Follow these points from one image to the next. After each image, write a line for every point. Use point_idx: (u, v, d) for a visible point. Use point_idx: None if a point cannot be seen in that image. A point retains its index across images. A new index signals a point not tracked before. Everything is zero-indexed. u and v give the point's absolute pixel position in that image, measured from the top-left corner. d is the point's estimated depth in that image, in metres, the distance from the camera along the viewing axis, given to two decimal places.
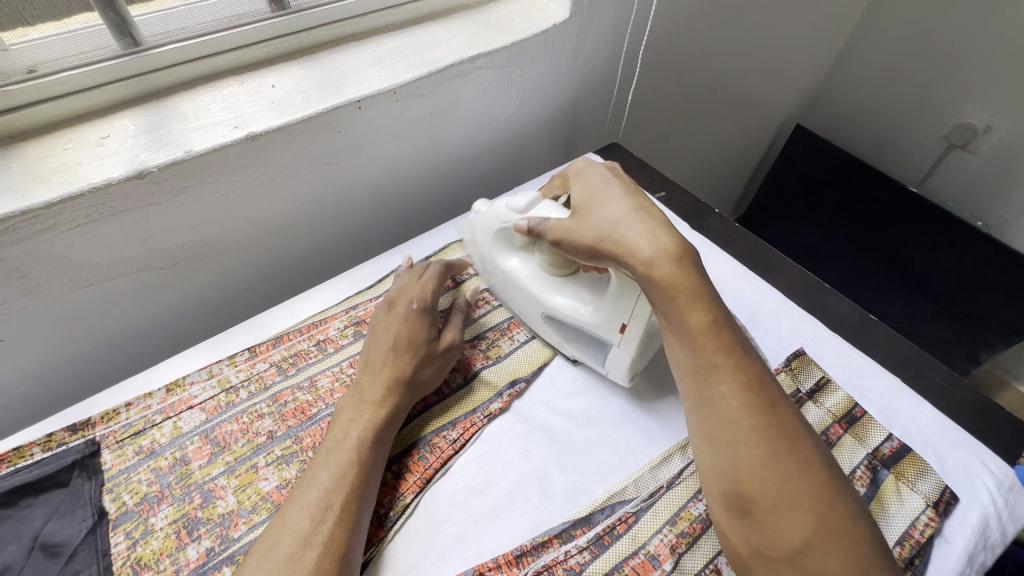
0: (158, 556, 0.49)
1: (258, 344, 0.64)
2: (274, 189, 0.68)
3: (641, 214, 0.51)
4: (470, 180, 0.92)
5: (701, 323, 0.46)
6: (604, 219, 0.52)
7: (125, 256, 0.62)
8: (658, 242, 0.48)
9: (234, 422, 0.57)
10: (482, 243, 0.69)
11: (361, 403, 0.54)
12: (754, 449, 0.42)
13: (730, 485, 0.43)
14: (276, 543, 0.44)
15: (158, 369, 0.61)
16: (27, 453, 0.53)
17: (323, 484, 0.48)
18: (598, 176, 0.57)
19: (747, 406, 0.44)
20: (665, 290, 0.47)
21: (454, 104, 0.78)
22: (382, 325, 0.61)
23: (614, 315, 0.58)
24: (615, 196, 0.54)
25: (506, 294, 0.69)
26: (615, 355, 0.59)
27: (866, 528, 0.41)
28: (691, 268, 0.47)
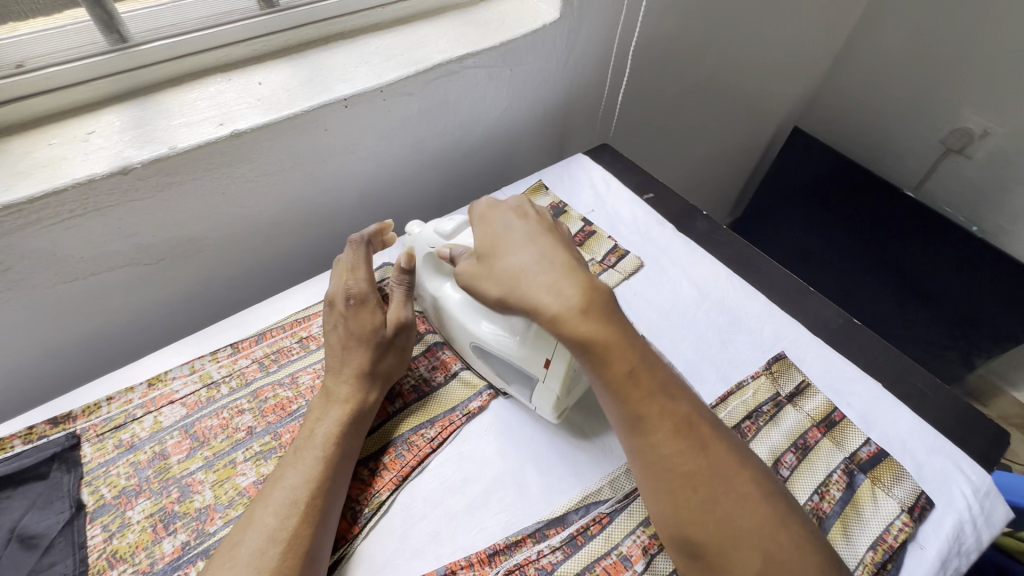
0: (134, 549, 0.49)
1: (240, 340, 0.64)
2: (260, 187, 0.69)
3: (544, 263, 0.48)
4: (460, 179, 0.92)
5: (626, 375, 0.46)
6: (508, 270, 0.49)
7: (110, 251, 0.62)
8: (564, 296, 0.45)
9: (214, 418, 0.57)
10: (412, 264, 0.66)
11: (331, 401, 0.54)
12: (692, 496, 0.44)
13: (675, 531, 0.44)
14: (247, 537, 0.45)
15: (141, 364, 0.62)
16: (8, 445, 0.54)
17: (294, 480, 0.48)
18: (501, 220, 0.54)
19: (680, 453, 0.45)
20: (584, 347, 0.45)
21: (442, 103, 0.78)
22: (328, 328, 0.59)
23: (536, 351, 0.54)
24: (517, 245, 0.51)
25: (438, 319, 0.65)
26: (541, 390, 0.56)
27: (810, 552, 0.43)
28: (598, 322, 0.45)
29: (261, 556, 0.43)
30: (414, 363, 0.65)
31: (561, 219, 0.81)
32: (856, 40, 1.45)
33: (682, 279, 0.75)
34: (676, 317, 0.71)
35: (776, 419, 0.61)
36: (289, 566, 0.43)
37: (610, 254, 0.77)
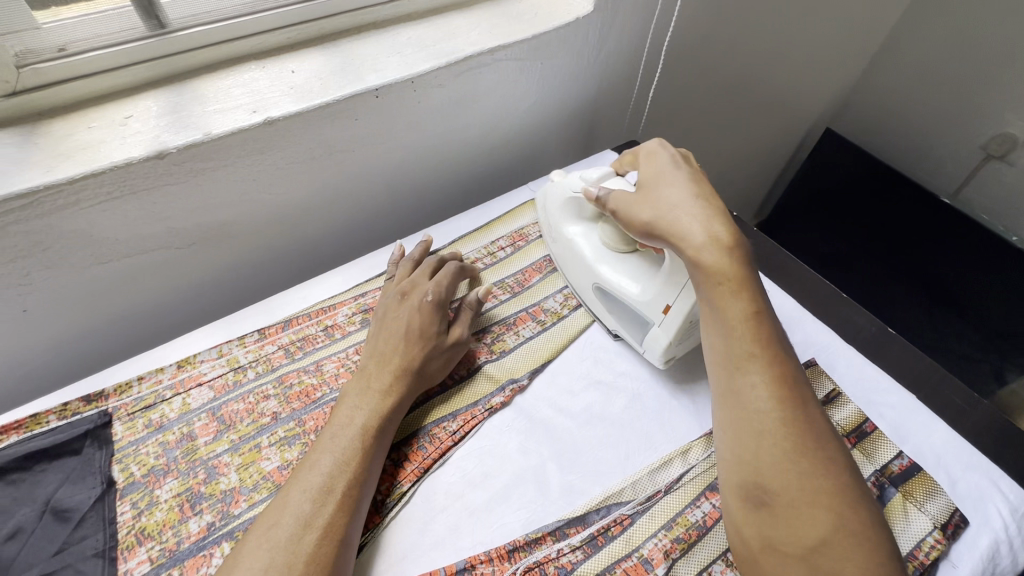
0: (161, 527, 0.50)
1: (267, 326, 0.65)
2: (290, 175, 0.69)
3: (701, 201, 0.52)
4: (486, 173, 0.92)
5: (742, 314, 0.47)
6: (662, 203, 0.54)
7: (143, 234, 0.63)
8: (710, 228, 0.50)
9: (240, 402, 0.58)
10: (552, 209, 0.74)
11: (368, 390, 0.54)
12: (780, 443, 0.43)
13: (751, 475, 0.43)
14: (280, 521, 0.45)
15: (170, 346, 0.63)
16: (44, 420, 0.55)
17: (327, 468, 0.48)
18: (668, 160, 0.58)
19: (778, 399, 0.44)
20: (714, 275, 0.48)
21: (471, 95, 0.77)
22: (394, 312, 0.61)
23: (661, 295, 0.59)
24: (677, 182, 0.55)
25: (564, 261, 0.72)
26: (653, 336, 0.60)
27: (887, 540, 0.41)
28: (741, 259, 0.49)
29: (294, 542, 0.44)
30: None
31: None
32: (896, 40, 1.41)
33: None
34: None
35: None
36: (324, 552, 0.44)
37: None
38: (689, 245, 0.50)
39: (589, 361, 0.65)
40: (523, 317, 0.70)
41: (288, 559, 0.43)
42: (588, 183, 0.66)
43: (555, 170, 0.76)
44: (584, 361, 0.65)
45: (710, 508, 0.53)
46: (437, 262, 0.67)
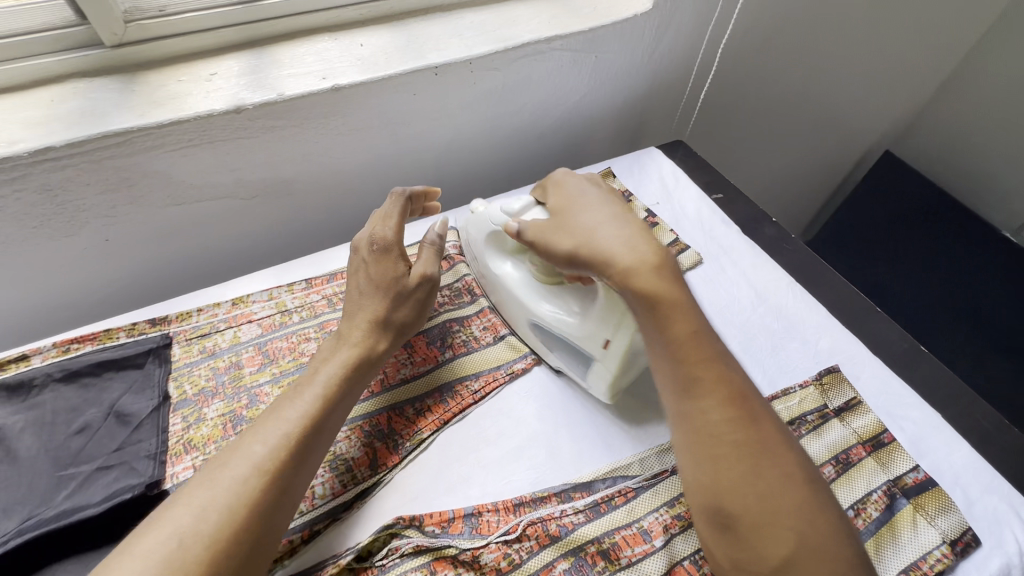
0: (206, 441, 0.56)
1: (314, 277, 0.70)
2: (349, 141, 0.74)
3: (618, 224, 0.55)
4: (531, 158, 0.95)
5: (684, 335, 0.49)
6: (580, 231, 0.55)
7: (215, 183, 0.70)
8: (640, 252, 0.52)
9: (284, 340, 0.64)
10: (475, 244, 0.69)
11: (341, 341, 0.56)
12: (735, 466, 0.44)
13: (711, 499, 0.45)
14: (231, 463, 0.44)
15: (227, 285, 0.69)
16: (115, 335, 0.62)
17: (289, 414, 0.48)
18: (576, 187, 0.60)
19: (728, 420, 0.46)
20: (651, 299, 0.50)
21: (523, 81, 0.80)
22: (351, 271, 0.60)
23: (599, 330, 0.58)
24: (592, 208, 0.57)
25: (495, 298, 0.69)
26: (596, 370, 0.59)
27: (849, 547, 0.43)
28: (670, 278, 0.50)
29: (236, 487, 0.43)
30: (467, 321, 0.68)
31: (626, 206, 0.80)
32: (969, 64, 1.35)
33: (740, 281, 0.74)
34: (731, 316, 0.70)
35: (819, 431, 0.60)
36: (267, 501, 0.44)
37: (669, 246, 0.76)
38: (614, 271, 0.52)
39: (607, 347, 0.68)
40: None
41: (232, 497, 0.42)
42: (512, 217, 0.61)
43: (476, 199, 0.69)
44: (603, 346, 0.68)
45: None
46: (387, 203, 0.64)
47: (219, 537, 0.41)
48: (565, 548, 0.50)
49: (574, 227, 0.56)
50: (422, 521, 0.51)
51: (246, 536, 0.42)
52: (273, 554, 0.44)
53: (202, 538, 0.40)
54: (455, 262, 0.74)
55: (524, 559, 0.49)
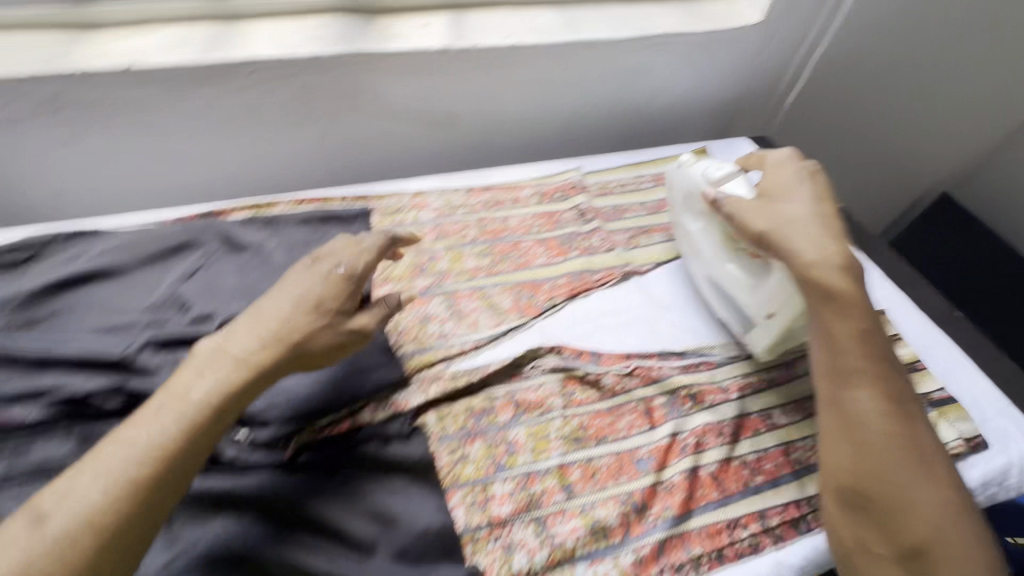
0: (401, 277, 0.75)
1: (473, 188, 0.89)
2: (509, 91, 0.94)
3: (817, 221, 0.61)
4: (638, 133, 1.13)
5: (852, 335, 0.55)
6: (779, 214, 0.62)
7: (408, 107, 0.90)
8: (827, 253, 0.58)
9: (454, 225, 0.83)
10: (677, 197, 0.78)
11: (222, 357, 0.51)
12: (879, 458, 0.52)
13: (850, 483, 0.52)
14: (57, 510, 0.41)
15: (408, 183, 0.89)
16: (332, 201, 0.83)
17: (139, 446, 0.45)
18: (793, 175, 0.66)
19: (881, 415, 0.53)
20: (827, 294, 0.57)
21: (647, 66, 1.00)
22: (295, 276, 0.59)
23: (765, 303, 0.67)
24: (796, 198, 0.63)
25: (687, 248, 0.79)
26: (755, 334, 0.70)
27: (976, 549, 0.49)
28: (851, 282, 0.57)
29: (67, 537, 0.40)
30: (588, 234, 0.85)
31: None
32: None
33: None
34: None
35: None
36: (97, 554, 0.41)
37: None
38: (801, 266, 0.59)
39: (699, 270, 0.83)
40: (654, 228, 0.88)
41: (60, 554, 0.40)
42: (710, 185, 0.71)
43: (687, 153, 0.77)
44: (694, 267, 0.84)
45: (779, 374, 0.71)
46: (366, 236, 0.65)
47: None
48: (662, 388, 0.67)
49: (771, 211, 0.63)
50: (561, 349, 0.69)
51: None
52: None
53: None
54: (579, 193, 0.90)
55: (633, 388, 0.67)
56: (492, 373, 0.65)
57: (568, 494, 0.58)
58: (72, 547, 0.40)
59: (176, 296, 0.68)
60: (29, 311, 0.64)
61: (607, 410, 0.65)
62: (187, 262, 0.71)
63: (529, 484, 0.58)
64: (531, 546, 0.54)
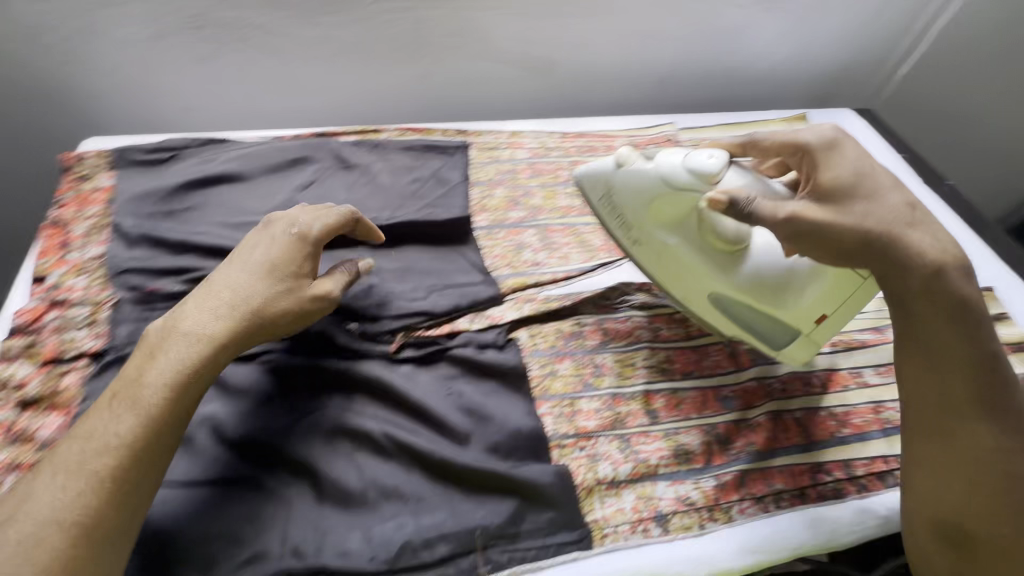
0: (496, 207, 0.78)
1: (567, 133, 0.90)
2: (611, 41, 0.94)
3: (915, 216, 0.51)
4: (734, 97, 1.11)
5: (969, 353, 0.48)
6: (861, 209, 0.51)
7: (512, 50, 0.92)
8: (943, 255, 0.50)
9: (548, 165, 0.85)
10: (626, 209, 0.61)
11: (176, 336, 0.50)
12: (989, 490, 0.46)
13: (949, 513, 0.48)
14: (20, 514, 0.41)
15: (505, 124, 0.91)
16: (434, 133, 0.86)
17: (102, 439, 0.44)
18: (857, 152, 0.54)
19: (995, 444, 0.47)
20: (944, 305, 0.49)
21: (753, 25, 0.97)
22: (242, 254, 0.57)
23: (819, 307, 0.59)
24: (884, 183, 0.52)
25: (652, 268, 0.64)
26: (795, 342, 0.62)
27: None
28: (968, 290, 0.49)
29: (37, 536, 0.40)
30: None
31: None
32: None
33: None
34: None
35: None
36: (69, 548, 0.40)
37: None
38: (919, 273, 0.50)
39: None
40: None
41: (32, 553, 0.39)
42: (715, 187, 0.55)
43: (621, 149, 0.60)
44: None
45: (873, 336, 0.70)
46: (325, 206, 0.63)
47: None
48: None
49: (849, 210, 0.51)
50: (651, 288, 0.70)
51: None
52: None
53: None
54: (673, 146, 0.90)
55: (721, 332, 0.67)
56: (583, 301, 0.67)
57: (651, 418, 0.60)
58: (41, 546, 0.40)
59: (294, 203, 0.73)
60: (171, 202, 0.71)
61: (695, 349, 0.66)
62: (305, 174, 0.76)
63: (615, 404, 0.60)
64: (615, 458, 0.56)
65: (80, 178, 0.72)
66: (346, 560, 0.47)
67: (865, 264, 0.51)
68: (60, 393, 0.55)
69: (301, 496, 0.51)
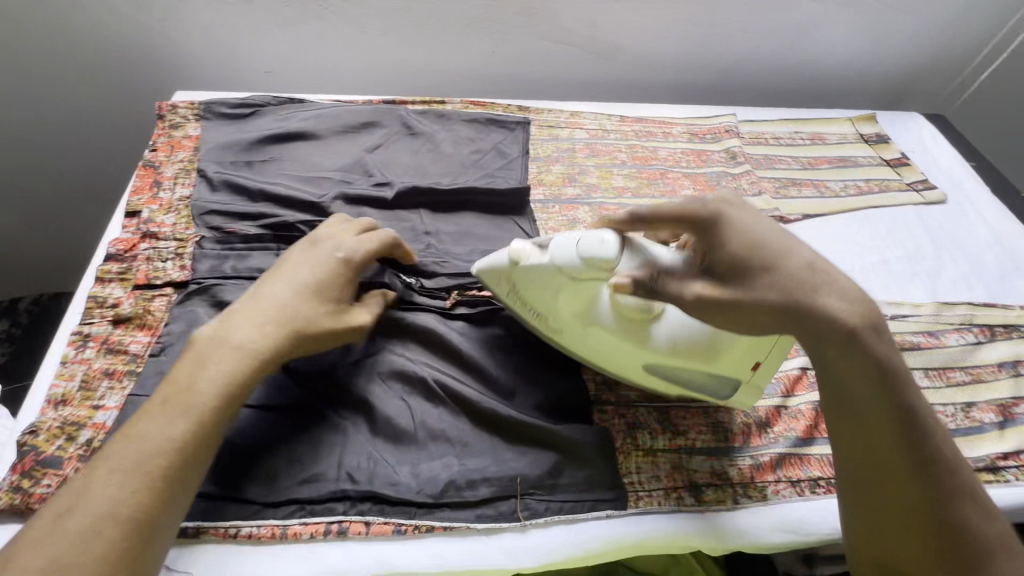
0: (552, 183, 0.80)
1: (626, 117, 0.91)
2: (677, 29, 0.95)
3: (823, 278, 0.45)
4: (797, 94, 1.09)
5: (884, 407, 0.44)
6: (768, 286, 0.45)
7: (579, 32, 0.93)
8: (849, 312, 0.45)
9: (605, 146, 0.86)
10: (534, 296, 0.55)
11: (225, 346, 0.48)
12: (920, 542, 0.44)
13: (882, 559, 0.46)
14: (75, 511, 0.39)
15: (566, 104, 0.93)
16: (496, 108, 0.89)
17: (153, 440, 0.43)
18: (753, 215, 0.48)
19: (920, 499, 0.43)
20: (853, 364, 0.45)
21: (826, 20, 0.96)
22: (285, 269, 0.55)
23: (753, 355, 0.52)
24: (784, 239, 0.47)
25: (577, 348, 0.57)
26: (735, 390, 0.56)
27: None
28: (875, 343, 0.44)
29: (93, 531, 0.39)
30: (737, 176, 0.85)
31: (880, 146, 0.93)
32: None
33: (980, 224, 0.83)
34: (965, 243, 0.81)
35: None
36: (125, 544, 0.39)
37: (916, 183, 0.87)
38: (833, 337, 0.45)
39: (854, 229, 0.80)
40: (805, 183, 0.86)
41: (89, 549, 0.38)
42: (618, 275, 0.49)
43: (517, 244, 0.55)
44: (849, 226, 0.81)
45: (926, 339, 0.69)
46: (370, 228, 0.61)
47: None
48: None
49: (748, 286, 0.45)
50: None
51: None
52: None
53: None
54: (732, 136, 0.90)
55: None
56: None
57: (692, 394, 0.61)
58: (100, 542, 0.39)
59: (362, 163, 0.77)
60: (251, 153, 0.76)
61: None
62: (372, 138, 0.80)
63: None
64: (654, 427, 0.58)
65: (172, 126, 0.77)
66: (396, 490, 0.51)
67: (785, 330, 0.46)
68: (149, 315, 0.60)
69: (357, 428, 0.54)
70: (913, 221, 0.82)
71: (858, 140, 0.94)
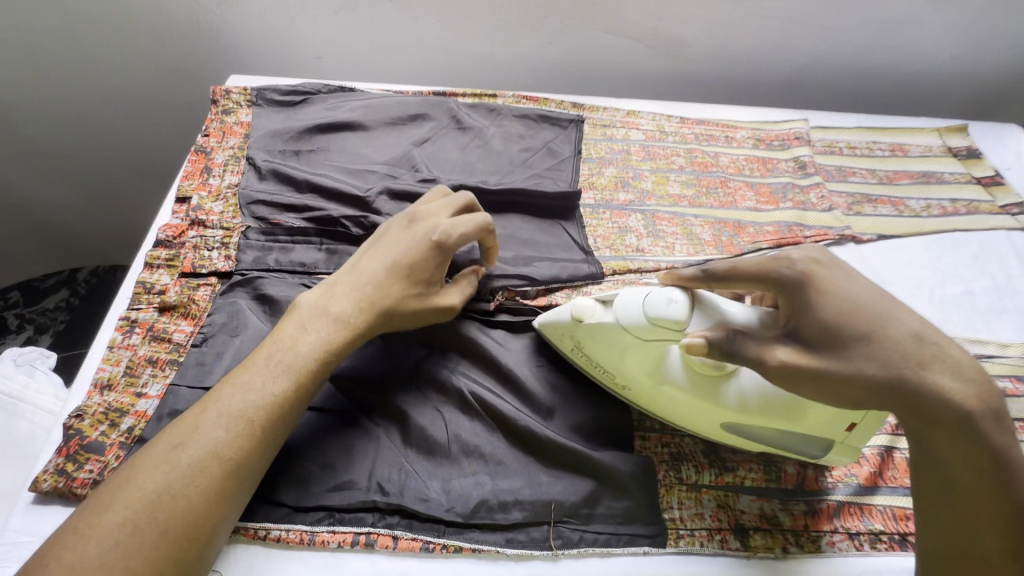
0: (603, 186, 0.76)
1: (687, 118, 0.86)
2: (750, 25, 0.88)
3: (938, 352, 0.42)
4: (876, 99, 1.00)
5: (994, 503, 0.39)
6: (869, 355, 0.42)
7: (642, 25, 0.88)
8: (968, 394, 0.40)
9: (662, 149, 0.81)
10: (599, 352, 0.53)
11: (324, 314, 0.50)
12: None
13: None
14: (187, 444, 0.43)
15: (622, 101, 0.88)
16: (548, 104, 0.85)
17: (255, 394, 0.45)
18: (849, 278, 0.45)
19: None
20: (962, 449, 0.40)
21: (918, 19, 0.87)
22: (383, 245, 0.55)
23: (845, 418, 0.48)
24: (889, 302, 0.44)
25: (652, 407, 0.54)
26: (827, 450, 0.51)
27: None
28: (995, 431, 0.40)
29: (198, 467, 0.42)
30: (805, 189, 0.78)
31: (970, 162, 0.84)
32: None
33: None
34: None
35: None
36: (220, 485, 0.42)
37: (1011, 206, 0.78)
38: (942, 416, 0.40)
39: (935, 252, 0.73)
40: (881, 200, 0.79)
41: (192, 484, 0.41)
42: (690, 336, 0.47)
43: (579, 302, 0.52)
44: (929, 249, 0.73)
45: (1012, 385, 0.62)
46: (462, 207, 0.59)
47: (183, 521, 0.41)
48: None
49: (843, 355, 0.42)
50: None
51: (189, 522, 0.41)
52: (225, 533, 0.44)
53: (156, 524, 0.40)
54: (802, 144, 0.83)
55: None
56: None
57: None
58: (204, 478, 0.42)
59: (410, 157, 0.75)
60: (300, 142, 0.75)
61: None
62: (421, 131, 0.78)
63: None
64: (699, 461, 0.54)
65: (224, 111, 0.77)
66: (426, 507, 0.49)
67: (886, 405, 0.42)
68: (194, 304, 0.60)
69: (389, 436, 0.52)
70: (1005, 249, 0.74)
71: (946, 154, 0.85)
